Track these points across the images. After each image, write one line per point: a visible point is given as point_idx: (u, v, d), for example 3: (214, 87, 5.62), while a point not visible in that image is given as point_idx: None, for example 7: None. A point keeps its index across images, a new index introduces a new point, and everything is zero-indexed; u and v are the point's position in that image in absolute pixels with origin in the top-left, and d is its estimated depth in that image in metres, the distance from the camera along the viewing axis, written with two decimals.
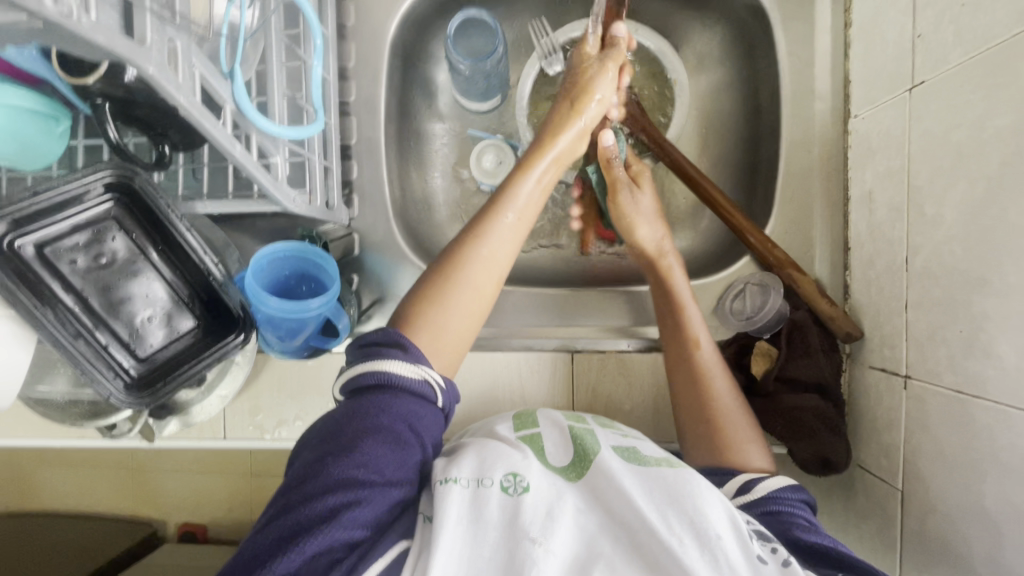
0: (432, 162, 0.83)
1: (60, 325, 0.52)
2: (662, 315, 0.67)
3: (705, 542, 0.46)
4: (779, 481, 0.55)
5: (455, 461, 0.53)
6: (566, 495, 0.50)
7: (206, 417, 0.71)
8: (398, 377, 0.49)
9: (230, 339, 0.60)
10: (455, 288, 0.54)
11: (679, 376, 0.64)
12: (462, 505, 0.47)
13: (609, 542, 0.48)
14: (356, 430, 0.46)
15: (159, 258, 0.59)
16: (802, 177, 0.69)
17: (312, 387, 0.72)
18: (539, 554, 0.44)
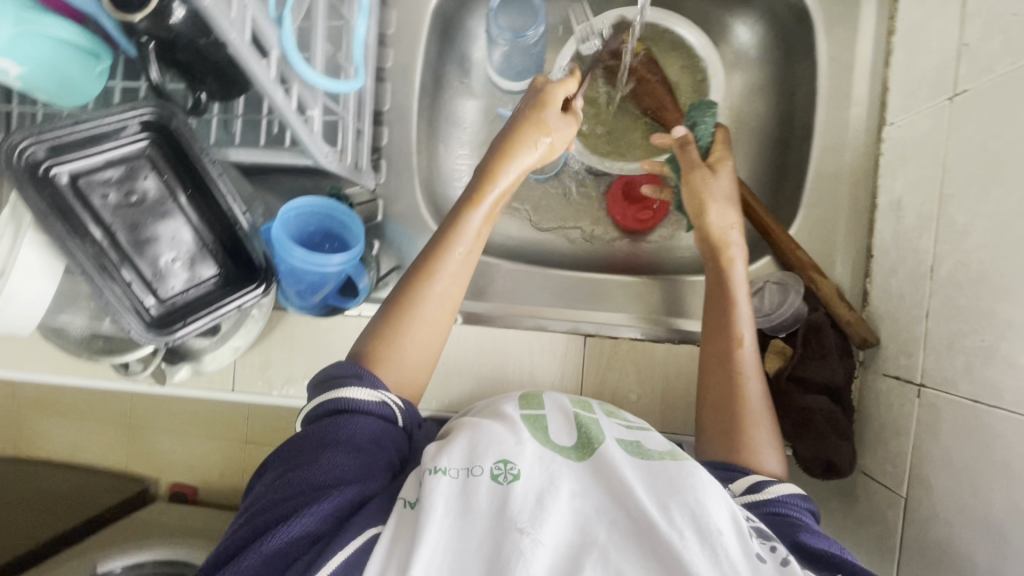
0: (461, 138, 0.83)
1: (88, 255, 0.53)
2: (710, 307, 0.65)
3: (705, 537, 0.46)
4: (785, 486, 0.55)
5: (447, 447, 0.53)
6: (557, 480, 0.50)
7: (218, 367, 0.72)
8: (355, 400, 0.54)
9: (251, 288, 0.60)
10: (409, 323, 0.59)
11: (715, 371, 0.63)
12: (451, 496, 0.48)
13: (605, 529, 0.47)
14: (314, 448, 0.52)
15: (188, 202, 0.59)
16: (831, 181, 0.68)
17: (324, 347, 0.72)
18: (527, 544, 0.44)
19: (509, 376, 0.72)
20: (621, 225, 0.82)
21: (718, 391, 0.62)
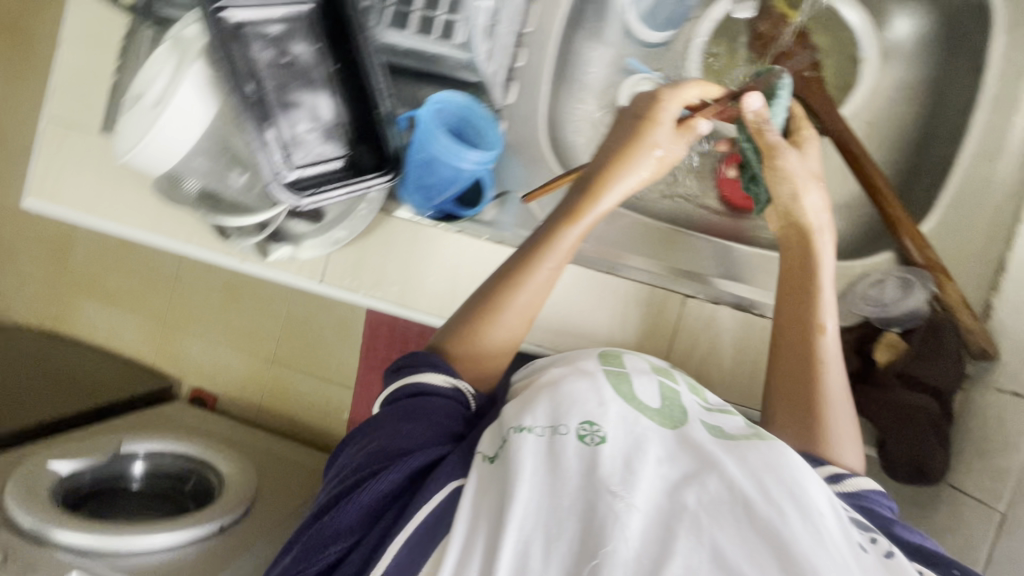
0: (585, 83, 0.82)
1: (244, 101, 0.52)
2: (790, 319, 0.63)
3: (808, 515, 0.41)
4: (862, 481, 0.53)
5: (529, 405, 0.52)
6: (644, 445, 0.47)
7: (310, 255, 0.72)
8: (429, 385, 0.57)
9: (379, 174, 0.59)
10: (490, 325, 0.60)
11: (786, 373, 0.61)
12: (539, 454, 0.47)
13: (695, 494, 0.43)
14: (388, 422, 0.55)
15: (333, 76, 0.59)
16: (978, 187, 0.65)
17: (421, 257, 0.72)
18: (620, 508, 0.42)
19: (599, 323, 0.71)
20: (727, 201, 0.82)
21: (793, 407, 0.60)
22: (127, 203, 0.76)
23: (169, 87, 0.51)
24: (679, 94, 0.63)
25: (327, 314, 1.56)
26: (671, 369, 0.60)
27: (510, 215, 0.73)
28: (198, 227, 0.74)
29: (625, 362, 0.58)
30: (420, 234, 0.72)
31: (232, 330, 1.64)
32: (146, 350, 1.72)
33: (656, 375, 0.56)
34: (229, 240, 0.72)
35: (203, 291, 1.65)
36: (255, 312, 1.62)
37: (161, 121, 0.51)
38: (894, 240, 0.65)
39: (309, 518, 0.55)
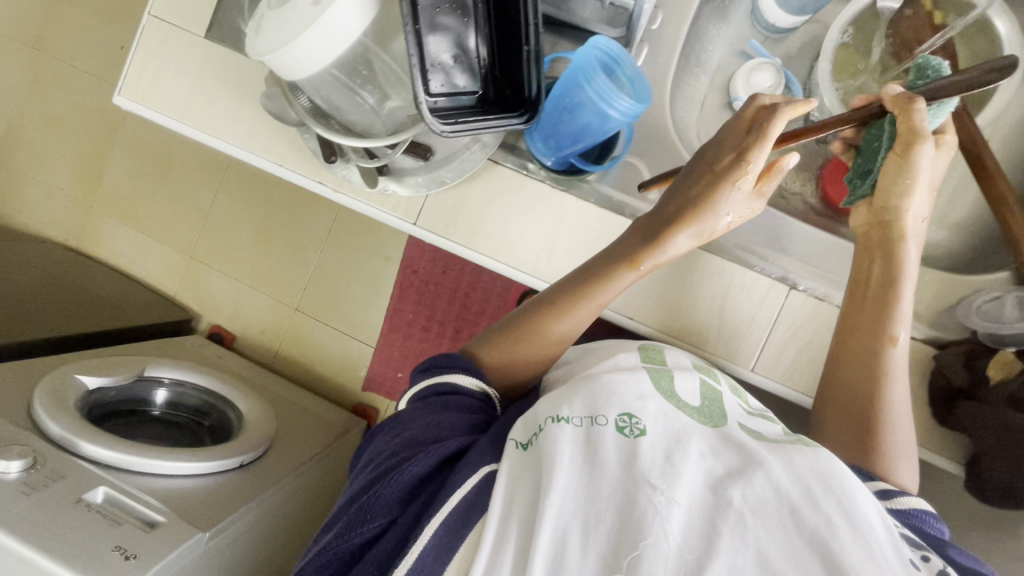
0: (704, 58, 0.80)
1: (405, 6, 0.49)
2: (834, 365, 0.64)
3: (856, 529, 0.40)
4: (917, 502, 0.52)
5: (568, 397, 0.51)
6: (687, 439, 0.47)
7: (411, 193, 0.69)
8: (459, 385, 0.59)
9: (516, 116, 0.57)
10: (532, 345, 0.64)
11: (836, 416, 0.62)
12: (576, 443, 0.46)
13: (741, 490, 0.42)
14: (418, 415, 0.56)
15: (480, 5, 0.56)
16: None
17: (520, 210, 0.70)
18: (661, 501, 0.41)
19: (695, 303, 0.69)
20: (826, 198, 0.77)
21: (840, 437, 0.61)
22: (219, 113, 0.72)
23: None
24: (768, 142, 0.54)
25: (359, 267, 1.54)
26: (713, 370, 0.62)
27: (618, 182, 0.71)
28: (294, 148, 0.71)
29: (667, 358, 0.60)
30: (526, 187, 0.70)
31: (261, 271, 1.62)
32: (167, 279, 1.68)
33: (699, 373, 0.58)
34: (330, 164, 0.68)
35: (237, 228, 1.62)
36: (286, 257, 1.60)
37: (320, 23, 0.48)
38: (1013, 256, 0.64)
39: (334, 512, 0.54)
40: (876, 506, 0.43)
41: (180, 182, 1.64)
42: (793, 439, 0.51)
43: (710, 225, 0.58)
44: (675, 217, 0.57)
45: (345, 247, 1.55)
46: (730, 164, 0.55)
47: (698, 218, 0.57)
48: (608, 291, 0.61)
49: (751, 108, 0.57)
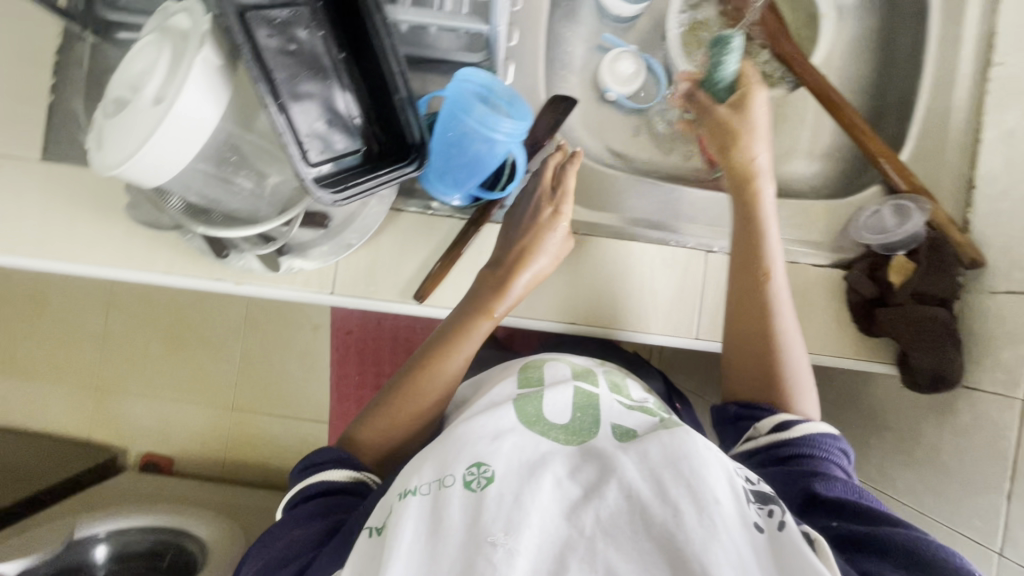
0: (568, 62, 0.83)
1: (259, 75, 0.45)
2: (744, 312, 0.63)
3: (702, 509, 0.41)
4: (820, 427, 0.56)
5: (417, 466, 0.49)
6: (540, 471, 0.46)
7: (319, 266, 0.66)
8: (321, 485, 0.56)
9: (406, 165, 0.55)
10: (407, 413, 0.61)
11: (750, 362, 0.63)
12: (423, 515, 0.44)
13: (591, 513, 0.43)
14: (278, 533, 0.54)
15: (342, 65, 0.54)
16: (941, 117, 0.72)
17: (437, 249, 0.69)
18: (501, 557, 0.40)
19: (627, 292, 0.70)
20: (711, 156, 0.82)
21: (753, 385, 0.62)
22: (77, 236, 0.65)
23: (171, 81, 0.45)
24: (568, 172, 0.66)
25: (289, 345, 1.47)
26: (591, 368, 0.62)
27: None
28: (179, 251, 0.65)
29: (547, 375, 0.60)
30: (435, 225, 0.69)
31: (181, 381, 1.48)
32: (74, 422, 1.48)
33: (574, 382, 0.58)
34: (224, 259, 0.63)
35: (141, 345, 1.48)
36: (205, 358, 1.48)
37: (166, 122, 0.44)
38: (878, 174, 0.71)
39: None
40: (727, 472, 0.45)
41: (63, 313, 1.48)
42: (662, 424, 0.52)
43: (538, 267, 0.64)
44: (506, 268, 0.64)
45: (269, 331, 1.47)
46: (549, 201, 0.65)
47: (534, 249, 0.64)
48: (468, 345, 0.63)
49: (548, 170, 0.66)
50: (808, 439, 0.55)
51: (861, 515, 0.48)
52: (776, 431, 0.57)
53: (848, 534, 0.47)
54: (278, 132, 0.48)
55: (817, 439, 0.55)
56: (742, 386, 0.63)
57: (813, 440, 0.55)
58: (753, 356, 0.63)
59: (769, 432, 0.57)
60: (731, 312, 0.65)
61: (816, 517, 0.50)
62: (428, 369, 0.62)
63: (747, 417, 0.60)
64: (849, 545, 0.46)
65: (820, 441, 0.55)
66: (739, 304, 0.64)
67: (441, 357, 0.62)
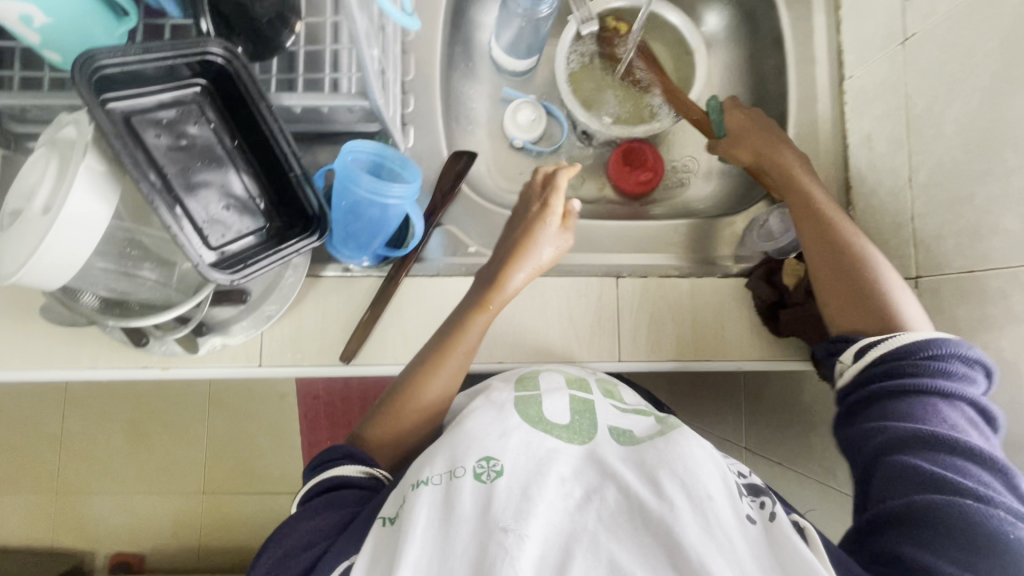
0: (474, 118, 0.88)
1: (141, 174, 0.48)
2: (825, 254, 0.64)
3: (697, 505, 0.48)
4: (939, 356, 0.54)
5: (429, 460, 0.54)
6: (546, 468, 0.52)
7: (244, 340, 0.68)
8: (341, 478, 0.59)
9: (307, 237, 0.58)
10: (415, 413, 0.63)
11: (845, 297, 0.62)
12: (436, 504, 0.49)
13: (594, 512, 0.49)
14: (293, 524, 0.55)
15: (236, 151, 0.57)
16: (809, 128, 0.78)
17: (359, 309, 0.71)
18: (512, 540, 0.45)
19: (548, 324, 0.73)
20: (617, 185, 0.88)
21: (859, 310, 0.61)
22: None
23: (57, 190, 0.47)
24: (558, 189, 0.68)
25: (254, 418, 1.45)
26: (584, 379, 0.69)
27: (443, 249, 0.75)
28: (103, 344, 0.66)
29: (542, 382, 0.66)
30: (355, 285, 0.71)
31: (147, 470, 1.44)
32: (41, 529, 1.42)
33: (569, 391, 0.64)
34: (144, 346, 0.64)
35: (101, 438, 1.44)
36: (170, 443, 1.44)
37: (54, 227, 0.46)
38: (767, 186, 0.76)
39: None
40: (720, 474, 0.52)
41: (16, 418, 1.44)
42: (655, 431, 0.60)
43: (538, 258, 0.67)
44: (504, 262, 0.66)
45: (232, 407, 1.45)
46: (539, 210, 0.68)
47: (526, 252, 0.66)
48: (467, 340, 0.64)
49: (538, 176, 0.71)
50: (905, 350, 0.55)
51: (946, 479, 0.48)
52: (864, 358, 0.57)
53: (912, 500, 0.48)
54: (169, 230, 0.50)
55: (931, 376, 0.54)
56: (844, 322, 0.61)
57: (915, 373, 0.54)
58: (844, 278, 0.62)
59: (854, 362, 0.58)
60: (810, 260, 0.65)
61: (890, 470, 0.51)
62: (437, 371, 0.63)
63: (839, 350, 0.61)
64: (904, 510, 0.48)
65: (929, 370, 0.54)
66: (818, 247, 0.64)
67: (446, 357, 0.64)
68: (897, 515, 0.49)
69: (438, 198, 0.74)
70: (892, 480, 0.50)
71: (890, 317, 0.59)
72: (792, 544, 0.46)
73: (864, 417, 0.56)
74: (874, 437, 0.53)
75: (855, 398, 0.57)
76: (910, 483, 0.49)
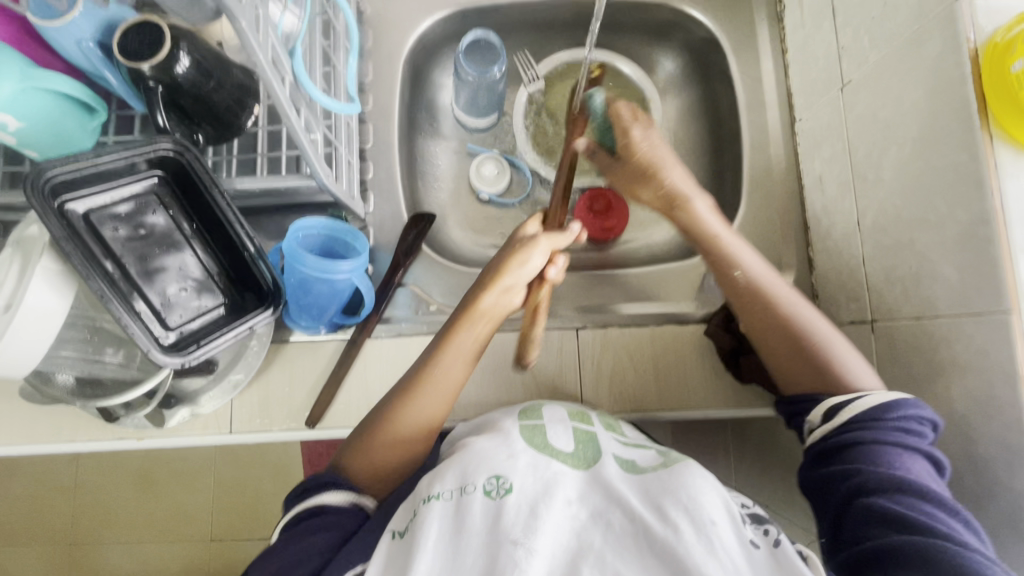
0: (440, 174, 0.91)
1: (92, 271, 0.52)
2: (765, 328, 0.64)
3: (701, 529, 0.47)
4: (905, 412, 0.54)
5: (439, 475, 0.55)
6: (552, 490, 0.52)
7: (213, 410, 0.70)
8: (325, 502, 0.55)
9: (262, 311, 0.60)
10: (394, 443, 0.60)
11: (791, 366, 0.62)
12: (447, 517, 0.50)
13: (600, 533, 0.49)
14: (281, 546, 0.53)
15: (193, 234, 0.61)
16: (764, 172, 0.79)
17: (324, 373, 0.73)
18: (521, 554, 0.46)
19: (511, 378, 0.75)
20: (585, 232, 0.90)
21: (802, 377, 0.62)
22: None
23: (17, 287, 0.52)
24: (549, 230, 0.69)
25: (258, 464, 1.48)
26: (585, 412, 0.68)
27: (405, 308, 0.77)
28: (78, 418, 0.68)
29: (546, 412, 0.65)
30: (320, 350, 0.74)
31: (157, 518, 1.46)
32: None
33: (572, 422, 0.63)
34: (116, 420, 0.67)
35: (111, 488, 1.47)
36: (177, 491, 1.47)
37: (14, 322, 0.51)
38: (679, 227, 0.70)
39: None
40: (723, 496, 0.51)
41: (31, 471, 1.49)
42: (659, 462, 0.58)
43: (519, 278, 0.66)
44: (479, 284, 0.66)
45: (237, 453, 1.48)
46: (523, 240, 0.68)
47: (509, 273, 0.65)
48: (446, 364, 0.62)
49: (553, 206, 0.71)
50: (869, 415, 0.55)
51: (919, 528, 0.48)
52: (830, 420, 0.57)
53: (883, 545, 0.48)
54: (124, 327, 0.53)
55: (901, 428, 0.53)
56: (795, 386, 0.62)
57: (873, 427, 0.54)
58: (788, 348, 0.62)
59: (822, 422, 0.58)
60: (752, 332, 0.65)
61: (857, 517, 0.51)
62: (416, 394, 0.61)
63: (801, 411, 0.61)
64: (872, 553, 0.49)
65: (890, 423, 0.54)
66: (757, 320, 0.64)
67: (425, 379, 0.62)
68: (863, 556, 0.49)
69: (400, 255, 0.77)
70: (864, 523, 0.51)
71: (839, 381, 0.59)
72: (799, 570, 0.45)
73: (829, 462, 0.56)
74: (847, 482, 0.53)
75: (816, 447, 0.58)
76: (879, 529, 0.50)
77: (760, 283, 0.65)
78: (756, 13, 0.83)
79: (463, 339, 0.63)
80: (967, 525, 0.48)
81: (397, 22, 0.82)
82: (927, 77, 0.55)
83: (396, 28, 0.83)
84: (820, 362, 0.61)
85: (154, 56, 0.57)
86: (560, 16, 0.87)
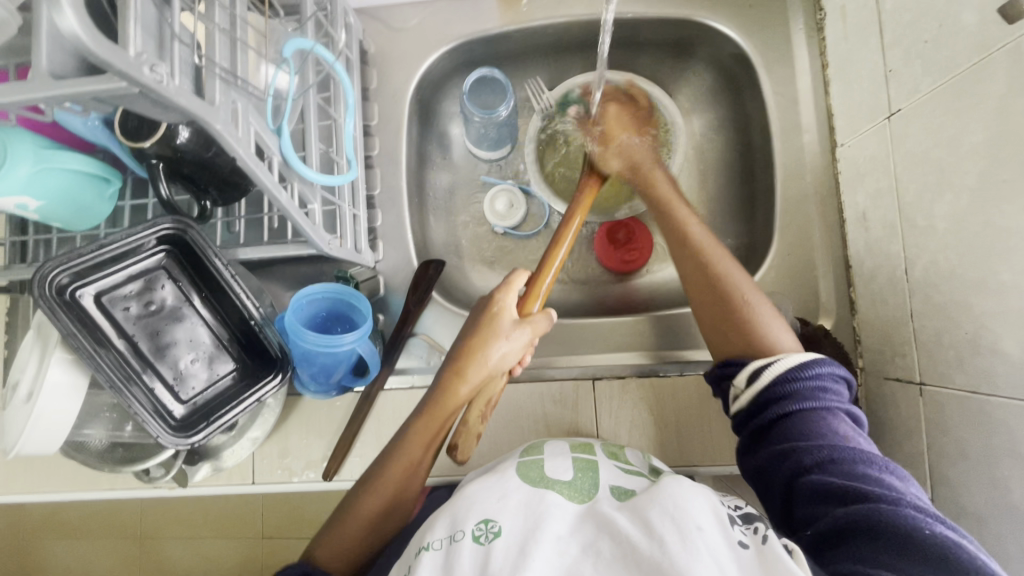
0: (452, 207, 0.88)
1: (113, 365, 0.55)
2: (693, 277, 0.64)
3: (685, 536, 0.45)
4: (822, 372, 0.54)
5: (431, 525, 0.53)
6: (542, 524, 0.50)
7: (235, 462, 0.71)
8: None
9: (271, 379, 0.61)
10: (361, 521, 0.60)
11: (711, 311, 0.62)
12: (436, 569, 0.48)
13: (591, 564, 0.46)
14: None
15: (202, 304, 0.61)
16: (799, 203, 0.72)
17: (338, 426, 0.74)
18: None
19: (524, 429, 0.73)
20: (606, 266, 0.85)
21: (725, 331, 0.61)
22: (27, 473, 0.72)
23: (37, 376, 0.54)
24: (513, 289, 0.64)
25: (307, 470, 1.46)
26: (590, 443, 0.66)
27: (416, 359, 0.76)
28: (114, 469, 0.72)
29: (548, 449, 0.63)
30: (335, 403, 0.74)
31: (212, 517, 1.45)
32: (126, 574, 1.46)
33: (572, 454, 0.62)
34: (151, 481, 0.68)
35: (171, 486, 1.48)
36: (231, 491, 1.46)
37: (36, 411, 0.53)
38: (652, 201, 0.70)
39: None
40: (707, 502, 0.49)
41: None
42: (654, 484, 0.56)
43: (489, 360, 0.60)
44: (450, 366, 0.61)
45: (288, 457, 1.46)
46: (485, 310, 0.62)
47: (475, 352, 0.60)
48: (410, 454, 0.61)
49: (515, 276, 0.64)
50: (785, 377, 0.54)
51: (861, 491, 0.46)
52: (751, 385, 0.55)
53: (837, 518, 0.46)
54: (133, 411, 0.54)
55: (814, 387, 0.53)
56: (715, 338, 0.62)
57: (793, 391, 0.53)
58: (710, 294, 0.62)
59: (747, 388, 0.56)
60: (684, 280, 0.65)
61: (803, 493, 0.49)
62: (382, 476, 0.61)
63: (728, 375, 0.58)
64: (828, 528, 0.46)
65: (804, 389, 0.53)
66: (690, 269, 0.64)
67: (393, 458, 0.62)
68: (826, 533, 0.46)
69: (410, 304, 0.75)
70: (814, 501, 0.48)
71: (763, 343, 0.58)
72: (785, 567, 0.42)
73: (763, 447, 0.54)
74: (786, 469, 0.51)
75: (749, 427, 0.55)
76: (824, 498, 0.48)
77: (705, 248, 0.65)
78: (792, 25, 0.74)
79: (431, 426, 0.61)
80: (902, 482, 0.47)
81: (403, 59, 0.80)
82: (989, 119, 0.47)
83: (402, 65, 0.80)
84: (738, 308, 0.61)
85: (153, 134, 0.57)
86: (574, 38, 0.81)
